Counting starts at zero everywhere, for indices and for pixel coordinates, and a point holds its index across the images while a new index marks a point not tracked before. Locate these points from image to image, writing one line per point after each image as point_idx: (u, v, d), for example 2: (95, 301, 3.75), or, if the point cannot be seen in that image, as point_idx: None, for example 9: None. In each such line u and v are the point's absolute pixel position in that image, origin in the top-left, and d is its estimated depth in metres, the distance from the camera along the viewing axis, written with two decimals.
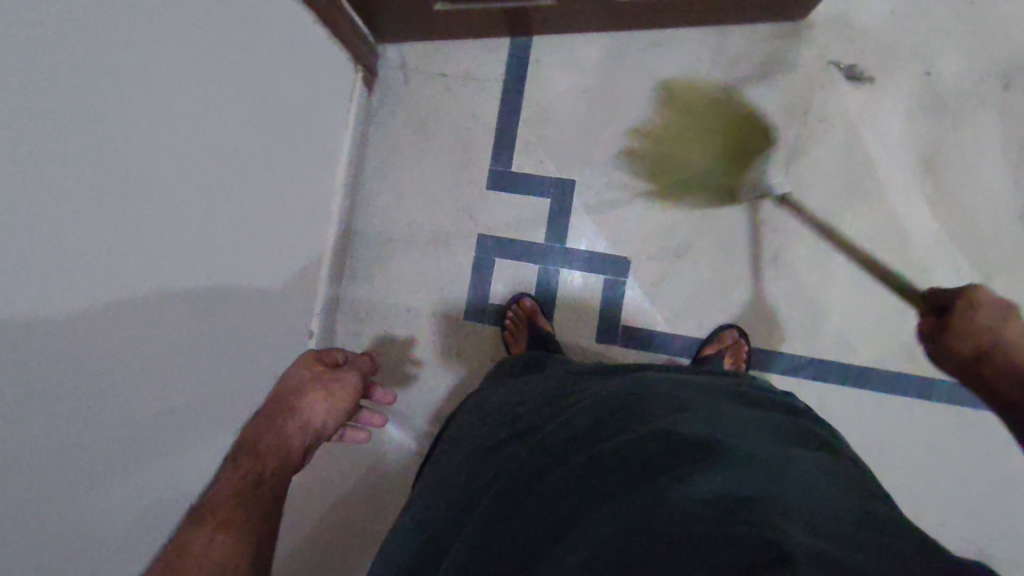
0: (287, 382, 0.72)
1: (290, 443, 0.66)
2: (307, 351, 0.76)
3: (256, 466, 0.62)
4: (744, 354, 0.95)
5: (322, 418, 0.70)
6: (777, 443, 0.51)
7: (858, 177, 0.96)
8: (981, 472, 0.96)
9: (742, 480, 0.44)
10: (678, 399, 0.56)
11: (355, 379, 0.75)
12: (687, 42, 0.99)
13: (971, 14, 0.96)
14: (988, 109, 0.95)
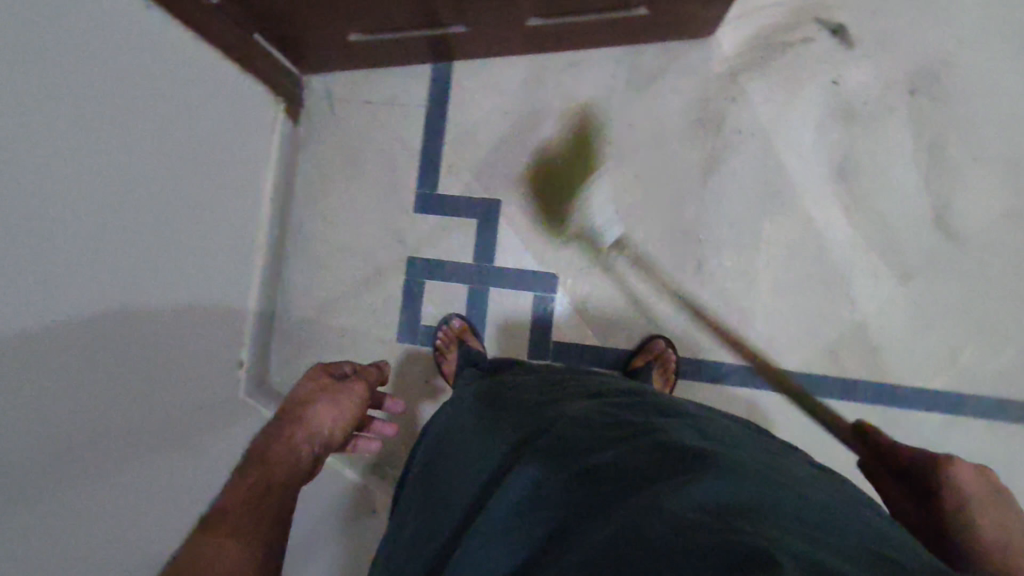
0: (295, 392, 0.73)
1: (300, 452, 0.67)
2: (315, 362, 0.78)
3: (265, 476, 0.62)
4: (673, 364, 0.95)
5: (330, 428, 0.71)
6: (767, 465, 0.49)
7: (774, 186, 0.99)
8: None
9: (738, 493, 0.42)
10: (667, 421, 0.55)
11: (360, 392, 0.77)
12: (603, 61, 1.02)
13: (876, 24, 0.98)
14: (897, 115, 0.97)
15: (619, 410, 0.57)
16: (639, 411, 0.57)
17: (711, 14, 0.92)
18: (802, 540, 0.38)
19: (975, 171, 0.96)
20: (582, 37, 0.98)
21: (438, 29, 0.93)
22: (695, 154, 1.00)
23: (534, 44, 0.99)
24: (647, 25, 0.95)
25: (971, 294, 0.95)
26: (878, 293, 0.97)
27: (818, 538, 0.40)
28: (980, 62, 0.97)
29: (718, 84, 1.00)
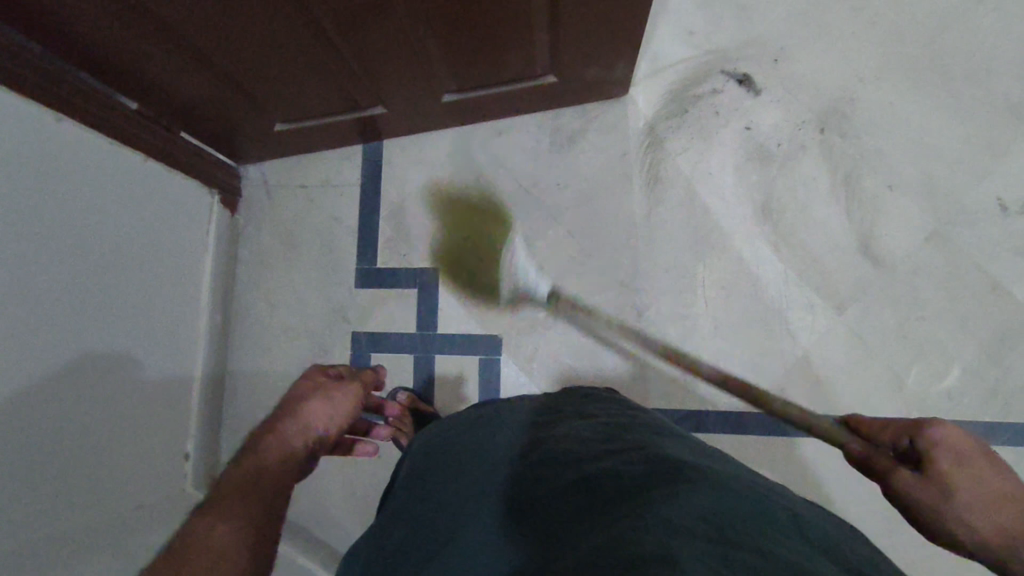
0: (287, 397, 0.74)
1: (297, 437, 0.68)
2: (312, 368, 0.79)
3: (260, 461, 0.63)
4: None
5: (324, 422, 0.71)
6: (750, 481, 0.51)
7: (702, 229, 1.01)
8: (880, 504, 0.94)
9: (728, 508, 0.44)
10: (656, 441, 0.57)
11: (354, 396, 0.77)
12: (525, 127, 1.06)
13: (778, 70, 1.03)
14: (809, 151, 1.01)
15: (611, 434, 0.58)
16: (641, 435, 0.58)
17: (616, 74, 0.97)
18: (784, 548, 0.40)
19: (893, 198, 0.99)
20: (501, 107, 1.02)
21: (360, 110, 0.98)
22: (622, 207, 1.03)
23: (457, 116, 1.04)
24: (559, 90, 0.99)
25: (906, 319, 0.96)
26: (815, 325, 0.98)
27: (801, 550, 0.41)
28: (882, 95, 1.02)
29: (636, 139, 1.04)
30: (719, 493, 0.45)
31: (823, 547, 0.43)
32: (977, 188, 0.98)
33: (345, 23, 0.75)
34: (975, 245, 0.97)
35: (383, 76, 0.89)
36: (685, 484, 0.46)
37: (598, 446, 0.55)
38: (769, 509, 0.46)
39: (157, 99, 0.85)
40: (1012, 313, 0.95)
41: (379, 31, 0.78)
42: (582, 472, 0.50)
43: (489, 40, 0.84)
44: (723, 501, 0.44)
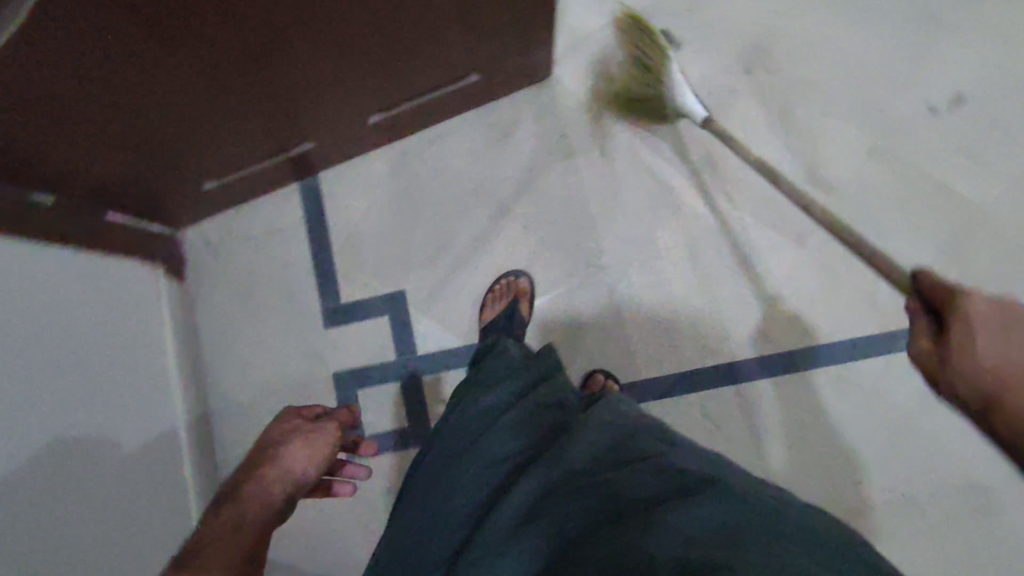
0: (262, 443, 0.68)
1: (275, 490, 0.63)
2: (292, 407, 0.74)
3: (233, 522, 0.59)
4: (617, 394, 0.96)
5: (303, 468, 0.66)
6: (741, 470, 0.58)
7: (654, 194, 1.02)
8: (879, 419, 0.96)
9: (737, 509, 0.51)
10: (661, 430, 0.63)
11: (336, 430, 0.71)
12: (458, 129, 1.04)
13: (694, 20, 1.03)
14: (741, 95, 1.02)
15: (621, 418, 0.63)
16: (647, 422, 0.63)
17: (537, 58, 0.96)
18: (783, 543, 0.48)
19: (829, 124, 1.01)
20: (431, 114, 1.00)
21: (289, 149, 0.94)
22: (572, 189, 1.02)
23: (390, 133, 1.01)
24: (485, 85, 0.98)
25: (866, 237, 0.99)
26: (782, 263, 0.99)
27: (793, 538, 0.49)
28: (799, 23, 1.03)
29: (572, 118, 1.03)
30: (726, 501, 0.51)
31: (811, 538, 0.50)
32: (905, 97, 1.00)
33: (251, 61, 0.71)
34: (915, 152, 0.99)
35: (307, 109, 0.86)
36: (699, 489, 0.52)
37: (620, 441, 0.59)
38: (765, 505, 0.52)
39: (74, 190, 0.80)
40: (963, 209, 0.98)
41: (292, 63, 0.74)
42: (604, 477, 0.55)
43: (407, 50, 0.82)
44: (730, 512, 0.50)
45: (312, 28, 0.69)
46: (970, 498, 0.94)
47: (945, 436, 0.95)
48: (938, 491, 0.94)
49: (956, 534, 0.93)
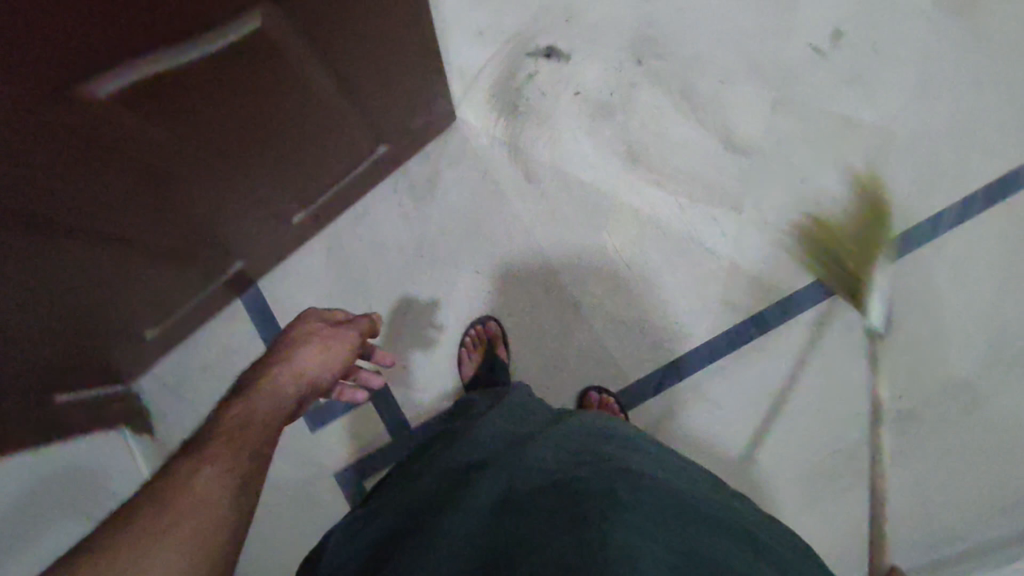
0: (289, 329, 0.65)
1: (284, 391, 0.58)
2: (312, 305, 0.67)
3: (244, 417, 0.54)
4: (613, 404, 1.00)
5: (319, 369, 0.61)
6: (687, 480, 0.63)
7: (589, 203, 1.03)
8: (856, 351, 1.01)
9: (687, 511, 0.56)
10: (620, 444, 0.66)
11: (347, 343, 0.65)
12: (382, 198, 1.03)
13: (574, 27, 1.04)
14: (640, 85, 1.04)
15: (582, 434, 0.66)
16: (609, 438, 0.67)
17: (438, 110, 0.95)
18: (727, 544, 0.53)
19: (729, 89, 1.04)
20: (352, 193, 0.99)
21: (223, 271, 0.92)
22: (510, 222, 1.03)
23: (316, 222, 0.99)
24: (397, 151, 0.96)
25: (792, 187, 1.03)
26: (725, 233, 1.03)
27: (735, 540, 0.55)
28: (673, 1, 1.05)
29: (488, 154, 1.03)
30: (677, 502, 0.56)
31: (743, 538, 0.55)
32: (789, 44, 1.04)
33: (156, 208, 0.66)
34: (814, 93, 1.04)
35: (228, 232, 0.82)
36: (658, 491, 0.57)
37: (586, 445, 0.63)
38: (704, 509, 0.58)
39: (14, 399, 0.74)
40: (870, 134, 1.03)
41: (202, 198, 0.70)
42: (574, 467, 0.58)
43: (314, 149, 0.80)
44: (682, 511, 0.55)
45: (212, 163, 0.66)
46: (956, 395, 1.00)
47: (916, 348, 1.01)
48: (923, 400, 1.00)
49: (953, 431, 1.00)
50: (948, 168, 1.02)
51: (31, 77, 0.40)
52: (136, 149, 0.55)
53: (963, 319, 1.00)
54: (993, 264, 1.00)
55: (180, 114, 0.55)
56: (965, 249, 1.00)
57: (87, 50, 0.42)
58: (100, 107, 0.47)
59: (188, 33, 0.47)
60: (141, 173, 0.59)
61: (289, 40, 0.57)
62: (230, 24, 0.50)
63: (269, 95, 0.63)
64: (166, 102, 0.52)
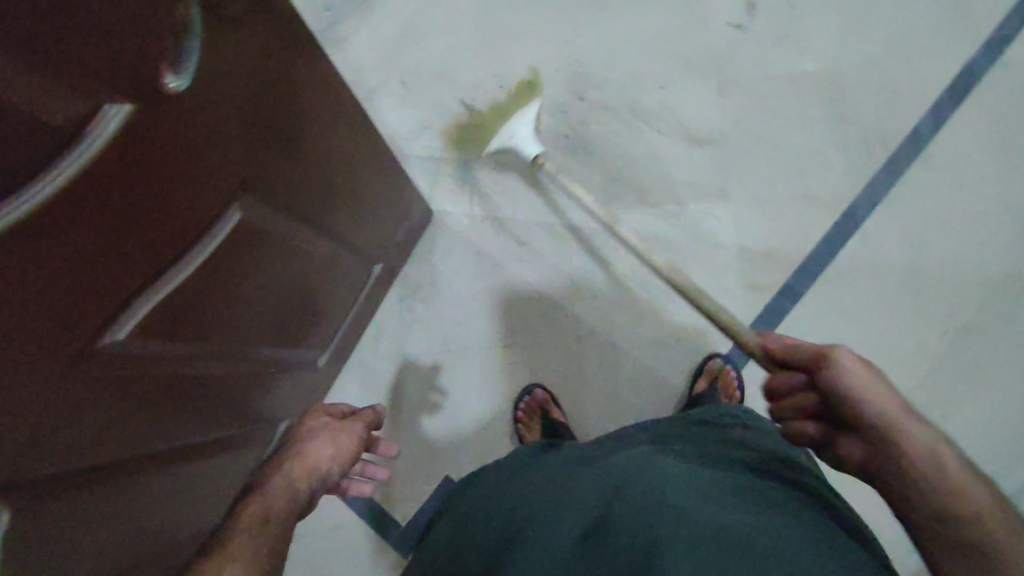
0: (295, 435, 0.73)
1: (297, 479, 0.65)
2: (317, 404, 0.79)
3: (264, 504, 0.61)
4: (732, 380, 0.99)
5: (328, 457, 0.69)
6: (772, 478, 0.58)
7: (585, 243, 1.04)
8: (893, 285, 1.00)
9: (783, 514, 0.50)
10: (690, 451, 0.62)
11: (357, 427, 0.76)
12: (392, 311, 1.04)
13: (510, 91, 1.08)
14: (590, 120, 1.07)
15: (652, 450, 0.62)
16: (684, 450, 0.62)
17: (416, 211, 0.97)
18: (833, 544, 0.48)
19: (673, 92, 1.06)
20: (364, 317, 0.99)
21: (268, 423, 0.89)
22: (519, 287, 1.04)
23: (341, 355, 0.99)
24: (391, 264, 0.97)
25: (768, 157, 1.04)
26: (723, 223, 1.03)
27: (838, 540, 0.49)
28: (591, 33, 1.09)
29: (474, 234, 1.05)
30: (770, 507, 0.51)
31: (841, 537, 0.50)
32: (712, 31, 1.07)
33: (186, 394, 0.62)
34: (752, 65, 1.06)
35: (264, 403, 0.82)
36: (752, 499, 0.52)
37: (654, 454, 0.59)
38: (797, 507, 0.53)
39: None
40: (820, 81, 1.05)
41: (220, 369, 0.66)
42: (649, 471, 0.54)
43: (320, 295, 0.80)
44: (773, 513, 0.50)
45: (233, 350, 0.67)
46: (1007, 291, 0.98)
47: (951, 260, 0.99)
48: (979, 306, 0.98)
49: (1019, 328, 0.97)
50: (905, 85, 1.03)
51: (54, 357, 0.42)
52: (164, 373, 0.56)
53: (981, 218, 0.99)
54: (986, 156, 1.00)
55: (191, 323, 0.56)
56: (953, 152, 1.01)
57: (95, 311, 0.43)
58: (119, 351, 0.49)
59: (177, 255, 0.48)
60: (177, 393, 0.60)
61: (272, 215, 0.59)
62: (218, 229, 0.52)
63: (266, 269, 0.64)
64: (174, 317, 0.53)
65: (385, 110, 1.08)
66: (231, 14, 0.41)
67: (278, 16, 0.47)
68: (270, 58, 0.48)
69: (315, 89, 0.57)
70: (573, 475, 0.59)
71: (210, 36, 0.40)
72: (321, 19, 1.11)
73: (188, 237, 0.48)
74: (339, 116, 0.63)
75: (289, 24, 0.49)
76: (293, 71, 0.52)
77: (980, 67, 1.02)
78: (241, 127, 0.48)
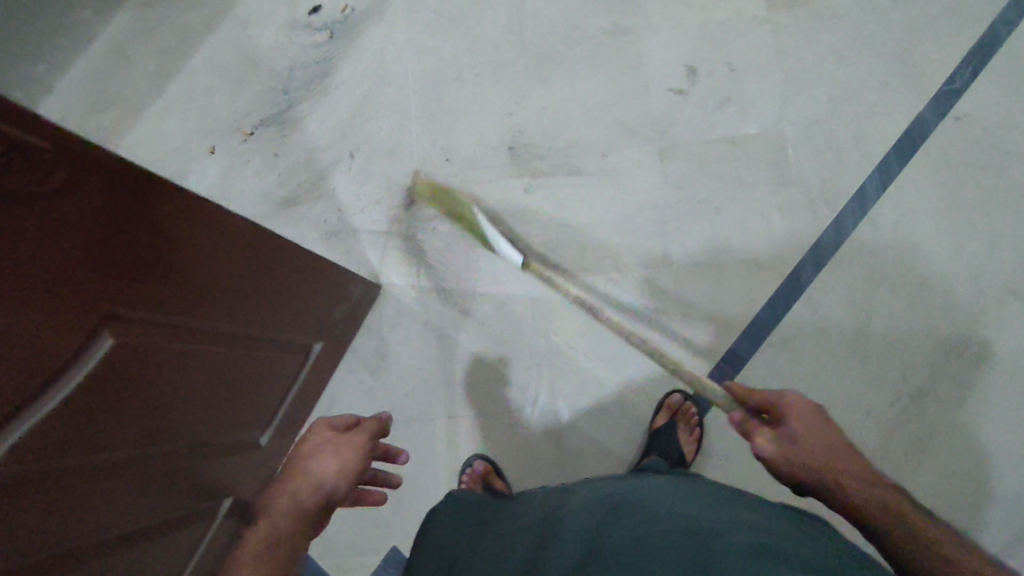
0: (299, 451, 0.74)
1: (303, 501, 0.68)
2: (321, 417, 0.79)
3: (268, 533, 0.63)
4: (694, 416, 0.99)
5: (331, 477, 0.71)
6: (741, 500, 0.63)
7: (528, 311, 1.06)
8: (840, 350, 0.97)
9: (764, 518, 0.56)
10: (650, 486, 0.66)
11: (360, 446, 0.76)
12: (344, 383, 1.08)
13: (455, 163, 1.11)
14: (533, 189, 1.09)
15: (619, 488, 0.66)
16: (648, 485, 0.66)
17: (356, 290, 1.01)
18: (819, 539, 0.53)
19: (613, 159, 1.07)
20: (313, 391, 1.03)
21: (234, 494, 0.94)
22: (464, 357, 1.06)
23: (288, 429, 1.02)
24: (335, 340, 1.01)
25: (709, 222, 1.04)
26: (665, 289, 1.03)
27: (818, 533, 0.55)
28: (534, 105, 1.11)
29: (421, 306, 1.08)
30: (750, 515, 0.57)
31: (817, 532, 0.55)
32: (650, 98, 1.08)
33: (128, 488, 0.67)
34: (692, 131, 1.06)
35: (210, 488, 0.85)
36: (725, 510, 0.57)
37: (625, 492, 0.63)
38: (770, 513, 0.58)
39: None
40: (760, 145, 1.04)
41: (158, 465, 0.71)
42: (634, 507, 0.58)
43: (243, 387, 0.83)
44: (752, 518, 0.55)
45: (148, 458, 0.69)
46: (962, 355, 0.94)
47: (900, 323, 0.96)
48: (934, 370, 0.94)
49: (976, 393, 0.93)
50: (849, 145, 1.02)
51: None
52: (61, 497, 0.58)
53: (932, 278, 0.97)
54: (936, 216, 0.98)
55: (91, 440, 0.60)
56: (901, 212, 0.99)
57: None
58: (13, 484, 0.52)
59: (41, 389, 0.51)
60: (87, 510, 0.62)
61: (154, 328, 0.63)
62: (86, 357, 0.55)
63: (163, 378, 0.67)
64: (82, 431, 0.58)
65: (338, 186, 1.13)
66: (52, 181, 0.45)
67: (112, 168, 0.51)
68: (111, 205, 0.51)
69: (178, 217, 0.60)
70: (554, 514, 0.63)
71: (28, 207, 0.44)
72: (279, 103, 1.18)
73: (46, 373, 0.51)
74: (217, 232, 0.67)
75: (134, 173, 0.53)
76: (144, 208, 0.55)
77: (927, 123, 1.00)
78: (85, 268, 0.51)
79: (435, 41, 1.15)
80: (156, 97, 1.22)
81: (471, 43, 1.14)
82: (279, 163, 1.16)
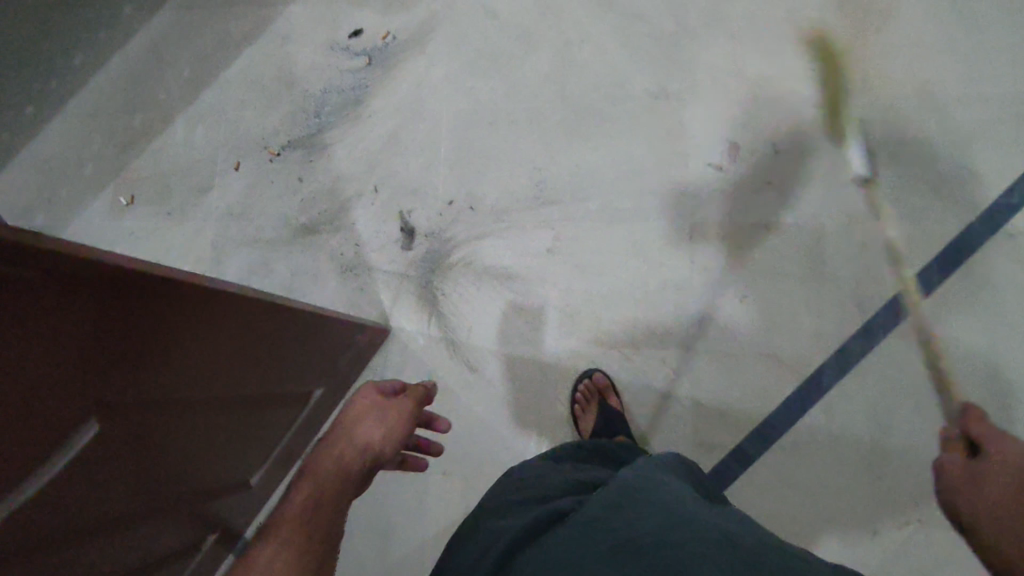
0: (347, 410, 0.74)
1: (352, 458, 0.67)
2: (371, 381, 0.79)
3: (315, 482, 0.62)
4: None
5: (380, 441, 0.71)
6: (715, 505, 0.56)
7: (535, 375, 1.03)
8: (852, 464, 0.93)
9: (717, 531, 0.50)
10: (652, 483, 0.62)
11: (405, 413, 0.77)
12: None
13: (479, 211, 1.08)
14: (554, 249, 1.05)
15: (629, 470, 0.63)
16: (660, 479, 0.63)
17: (360, 339, 1.00)
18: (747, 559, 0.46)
19: (640, 227, 1.04)
20: (310, 430, 1.03)
21: (218, 528, 0.93)
22: (465, 414, 1.04)
23: (282, 466, 1.01)
24: (333, 385, 1.00)
25: (732, 308, 1.00)
26: (676, 372, 1.00)
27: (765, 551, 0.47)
28: (566, 161, 1.07)
29: (428, 354, 1.06)
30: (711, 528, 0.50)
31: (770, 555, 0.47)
32: (688, 170, 1.04)
33: (114, 548, 0.65)
34: (727, 209, 1.02)
35: (194, 531, 0.84)
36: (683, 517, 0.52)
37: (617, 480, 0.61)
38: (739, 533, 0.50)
39: None
40: (796, 234, 1.00)
41: (147, 523, 0.70)
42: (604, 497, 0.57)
43: (240, 437, 0.82)
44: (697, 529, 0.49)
45: (143, 516, 0.68)
46: None
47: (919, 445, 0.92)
48: None
49: None
50: (890, 249, 0.97)
51: None
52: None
53: None
54: (973, 338, 0.93)
55: (81, 518, 0.58)
56: (935, 328, 0.94)
57: None
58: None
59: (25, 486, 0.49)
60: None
61: (149, 404, 0.61)
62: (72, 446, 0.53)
63: (161, 441, 0.65)
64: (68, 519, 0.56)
65: (358, 220, 1.11)
66: (26, 302, 0.43)
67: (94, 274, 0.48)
68: (93, 307, 0.49)
69: (168, 305, 0.58)
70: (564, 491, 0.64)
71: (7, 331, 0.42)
72: (309, 126, 1.16)
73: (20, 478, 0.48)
74: (210, 306, 0.65)
75: (121, 277, 0.51)
76: (137, 303, 0.54)
77: (975, 239, 0.94)
78: (68, 365, 0.48)
79: (474, 81, 1.12)
80: (190, 103, 1.21)
81: (511, 88, 1.10)
82: (303, 187, 1.14)
